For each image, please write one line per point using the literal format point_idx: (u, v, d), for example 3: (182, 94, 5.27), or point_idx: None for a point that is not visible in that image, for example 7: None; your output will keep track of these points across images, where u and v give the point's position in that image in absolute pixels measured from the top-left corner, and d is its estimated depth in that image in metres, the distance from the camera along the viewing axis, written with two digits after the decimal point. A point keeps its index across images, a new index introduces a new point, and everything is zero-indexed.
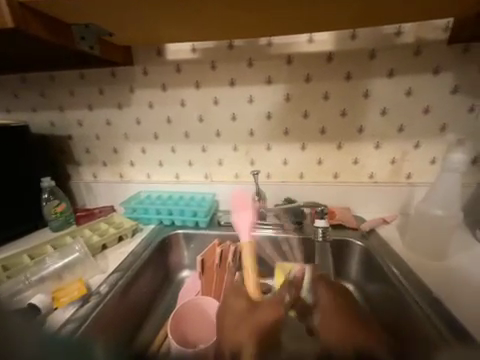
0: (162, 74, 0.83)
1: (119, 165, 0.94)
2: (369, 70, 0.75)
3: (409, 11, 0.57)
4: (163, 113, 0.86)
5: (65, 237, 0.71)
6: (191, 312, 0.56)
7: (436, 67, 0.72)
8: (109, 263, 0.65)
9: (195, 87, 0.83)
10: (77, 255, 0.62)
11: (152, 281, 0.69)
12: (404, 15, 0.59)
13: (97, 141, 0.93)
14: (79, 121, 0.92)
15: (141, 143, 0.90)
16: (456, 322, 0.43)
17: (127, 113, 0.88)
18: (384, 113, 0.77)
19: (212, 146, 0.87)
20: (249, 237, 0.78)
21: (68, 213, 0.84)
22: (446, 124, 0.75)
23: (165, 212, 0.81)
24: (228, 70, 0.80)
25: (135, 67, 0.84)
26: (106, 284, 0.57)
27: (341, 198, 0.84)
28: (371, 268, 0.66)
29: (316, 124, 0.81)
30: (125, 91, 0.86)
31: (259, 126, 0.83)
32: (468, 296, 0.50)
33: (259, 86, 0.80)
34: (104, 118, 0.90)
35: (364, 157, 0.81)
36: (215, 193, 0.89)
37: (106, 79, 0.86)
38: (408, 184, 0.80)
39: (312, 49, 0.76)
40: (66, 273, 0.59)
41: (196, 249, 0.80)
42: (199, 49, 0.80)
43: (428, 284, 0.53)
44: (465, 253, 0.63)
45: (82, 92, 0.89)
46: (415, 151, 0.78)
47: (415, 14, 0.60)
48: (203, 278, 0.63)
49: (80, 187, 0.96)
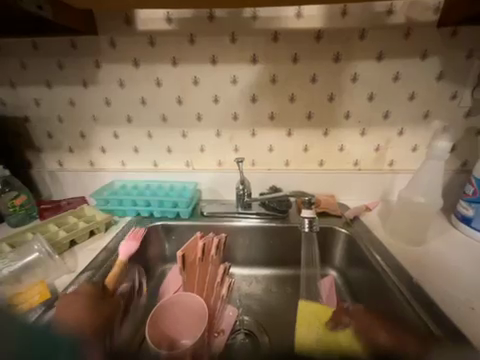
0: (133, 48, 0.73)
1: (89, 152, 0.84)
2: (358, 53, 0.71)
3: None
4: (136, 93, 0.77)
5: (26, 233, 0.64)
6: (172, 310, 0.52)
7: (424, 51, 0.70)
8: (78, 262, 0.59)
9: (172, 64, 0.74)
10: (36, 255, 0.55)
11: (129, 277, 0.64)
12: None
13: (60, 123, 0.82)
14: (36, 100, 0.80)
15: (112, 127, 0.81)
16: (434, 307, 0.45)
17: (94, 92, 0.78)
18: (371, 99, 0.75)
19: (193, 131, 0.80)
20: (233, 228, 0.75)
21: (29, 206, 0.75)
22: (430, 111, 0.75)
23: (143, 204, 0.75)
24: (209, 46, 0.72)
25: (100, 38, 0.73)
26: (75, 285, 0.52)
27: (326, 185, 0.83)
28: (354, 255, 0.67)
29: (302, 109, 0.77)
30: (89, 65, 0.75)
31: (244, 110, 0.78)
32: (444, 281, 0.52)
33: (242, 65, 0.73)
34: (66, 98, 0.79)
35: (349, 144, 0.80)
36: (197, 182, 0.84)
37: (66, 51, 0.74)
38: (391, 172, 0.80)
39: (301, 25, 0.70)
40: (27, 275, 0.52)
41: (178, 241, 0.76)
42: (175, 18, 0.71)
43: (409, 270, 0.54)
44: (441, 239, 0.65)
45: (38, 65, 0.76)
46: (399, 138, 0.78)
47: None
48: (185, 274, 0.57)
49: (43, 176, 0.86)
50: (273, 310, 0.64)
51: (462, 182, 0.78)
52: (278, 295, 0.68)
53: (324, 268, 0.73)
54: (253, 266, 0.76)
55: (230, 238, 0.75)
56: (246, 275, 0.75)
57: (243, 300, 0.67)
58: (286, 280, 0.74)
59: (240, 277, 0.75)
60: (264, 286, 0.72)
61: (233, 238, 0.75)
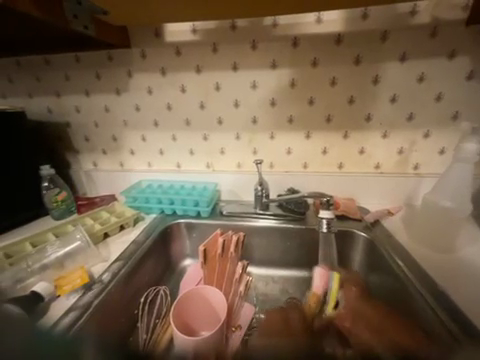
0: (161, 58, 0.80)
1: (120, 154, 0.92)
2: (381, 54, 0.71)
3: None
4: (162, 99, 0.83)
5: (67, 225, 0.71)
6: (196, 300, 0.56)
7: (451, 51, 0.68)
8: (111, 253, 0.65)
9: (196, 72, 0.79)
10: (77, 244, 0.62)
11: (154, 269, 0.69)
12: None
13: (96, 128, 0.90)
14: (77, 108, 0.89)
15: (141, 131, 0.88)
16: (459, 313, 0.43)
17: (125, 99, 0.85)
18: (394, 101, 0.74)
19: (214, 134, 0.84)
20: (252, 227, 0.77)
21: (69, 202, 0.84)
22: (459, 112, 0.72)
23: (167, 202, 0.80)
24: (231, 54, 0.76)
25: (133, 50, 0.80)
26: (109, 273, 0.57)
27: (345, 188, 0.82)
28: (374, 259, 0.66)
29: (321, 112, 0.78)
30: (122, 75, 0.83)
31: (263, 114, 0.80)
32: (473, 289, 0.49)
33: (263, 71, 0.76)
34: (102, 105, 0.87)
35: (370, 147, 0.78)
36: (217, 182, 0.87)
37: (103, 63, 0.83)
38: (416, 175, 0.78)
39: (321, 30, 0.71)
40: (68, 262, 0.59)
41: (198, 239, 0.80)
42: (200, 30, 0.76)
43: (433, 277, 0.52)
44: (472, 246, 0.62)
45: (79, 77, 0.86)
46: (425, 141, 0.75)
47: None
48: (206, 267, 0.62)
49: (80, 176, 0.95)
50: None
51: None
52: (295, 296, 0.69)
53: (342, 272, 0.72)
54: (271, 266, 0.78)
55: (248, 237, 0.78)
56: (263, 275, 0.77)
57: (260, 299, 0.69)
58: (303, 282, 0.74)
59: (257, 276, 0.77)
60: (281, 287, 0.73)
61: (251, 237, 0.78)
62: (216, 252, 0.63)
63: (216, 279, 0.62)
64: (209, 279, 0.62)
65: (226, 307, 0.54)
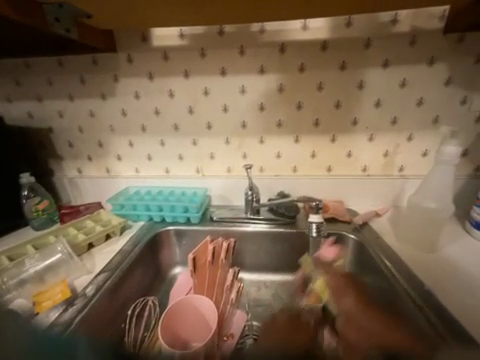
0: (148, 62, 0.78)
1: (106, 160, 0.89)
2: (364, 61, 0.73)
3: (410, 3, 0.55)
4: (150, 103, 0.82)
5: (48, 236, 0.68)
6: (187, 309, 0.54)
7: (430, 58, 0.71)
8: (96, 264, 0.62)
9: (184, 77, 0.79)
10: (59, 256, 0.59)
11: (142, 279, 0.67)
12: (405, 6, 0.57)
13: (80, 134, 0.87)
14: (60, 113, 0.86)
15: (128, 136, 0.86)
16: (446, 312, 0.44)
17: (111, 104, 0.83)
18: (378, 105, 0.76)
19: (204, 139, 0.84)
20: (243, 232, 0.76)
21: (51, 211, 0.80)
22: (439, 116, 0.75)
23: (155, 208, 0.78)
24: (219, 59, 0.76)
25: (119, 54, 0.79)
26: (93, 286, 0.54)
27: (334, 191, 0.83)
28: (364, 261, 0.66)
29: (309, 116, 0.79)
30: (108, 79, 0.81)
31: (252, 118, 0.80)
32: (458, 288, 0.50)
33: (251, 76, 0.77)
34: (87, 110, 0.85)
35: (357, 150, 0.80)
36: (207, 187, 0.86)
37: (88, 67, 0.81)
38: (401, 177, 0.80)
39: (307, 37, 0.73)
40: (49, 276, 0.56)
41: (188, 246, 0.78)
42: (187, 34, 0.75)
43: (420, 277, 0.54)
44: (456, 245, 0.64)
45: (62, 81, 0.83)
46: (408, 144, 0.78)
47: (418, 5, 0.57)
48: (195, 276, 0.60)
49: (64, 183, 0.91)
50: None
51: (475, 187, 0.77)
52: (288, 301, 0.69)
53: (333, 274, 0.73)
54: (262, 270, 0.77)
55: (239, 243, 0.77)
56: (255, 280, 0.76)
57: (252, 305, 0.68)
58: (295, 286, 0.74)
59: (249, 282, 0.76)
60: (273, 292, 0.72)
61: (242, 242, 0.77)
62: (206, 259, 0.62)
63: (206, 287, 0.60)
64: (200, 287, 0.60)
65: (216, 316, 0.53)
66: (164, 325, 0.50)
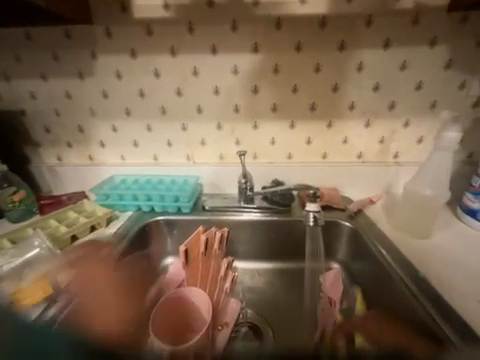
0: (130, 37, 0.71)
1: (87, 146, 0.82)
2: (365, 40, 0.69)
3: None
4: (133, 84, 0.75)
5: (26, 229, 0.63)
6: (190, 299, 0.53)
7: (433, 38, 0.67)
8: (80, 258, 0.59)
9: (171, 54, 0.72)
10: (37, 252, 0.56)
11: (132, 271, 0.65)
12: None
13: (58, 117, 0.80)
14: (32, 94, 0.78)
15: (111, 120, 0.79)
16: (440, 298, 0.45)
17: (90, 84, 0.76)
18: (376, 89, 0.73)
19: (194, 124, 0.78)
20: (236, 221, 0.74)
21: (29, 202, 0.74)
22: (437, 101, 0.73)
23: (143, 198, 0.74)
24: (209, 34, 0.70)
25: (96, 27, 0.70)
26: (78, 280, 0.51)
27: (329, 178, 0.81)
28: (358, 248, 0.66)
29: (306, 100, 0.75)
30: (85, 55, 0.73)
31: (245, 102, 0.75)
32: (451, 275, 0.51)
33: (244, 55, 0.71)
34: (63, 90, 0.77)
35: (353, 136, 0.78)
36: (198, 176, 0.82)
37: (61, 41, 0.72)
38: (396, 164, 0.79)
39: (305, 12, 0.67)
40: (28, 272, 0.52)
41: (180, 236, 0.75)
42: (173, 6, 0.68)
43: (414, 263, 0.54)
44: (447, 232, 0.65)
45: (32, 57, 0.74)
46: (404, 130, 0.76)
47: None
48: (188, 268, 0.57)
49: (43, 172, 0.85)
50: (277, 304, 0.65)
51: (467, 173, 0.77)
52: (282, 289, 0.69)
53: (327, 261, 0.73)
54: (257, 259, 0.76)
55: (232, 232, 0.75)
56: (249, 269, 0.75)
57: (247, 295, 0.67)
58: (289, 273, 0.74)
59: (243, 271, 0.75)
60: (267, 280, 0.72)
61: (236, 231, 0.75)
62: (198, 249, 0.59)
63: (201, 281, 0.58)
64: (198, 280, 0.58)
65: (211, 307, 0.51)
66: (162, 314, 0.50)
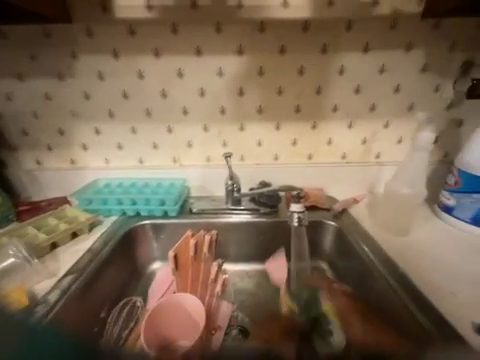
0: (112, 38, 0.69)
1: (68, 149, 0.80)
2: (346, 44, 0.71)
3: None
4: (116, 86, 0.73)
5: (1, 237, 0.60)
6: (180, 304, 0.52)
7: (409, 44, 0.71)
8: (61, 266, 0.56)
9: (155, 56, 0.71)
10: (13, 260, 0.52)
11: (117, 278, 0.63)
12: None
13: (36, 120, 0.77)
14: (8, 95, 0.74)
15: (93, 123, 0.77)
16: (418, 292, 0.47)
17: (71, 85, 0.73)
18: (358, 91, 0.75)
19: (180, 126, 0.78)
20: (224, 223, 0.74)
21: (5, 209, 0.71)
22: (414, 103, 0.76)
23: (128, 202, 0.73)
24: (194, 36, 0.69)
25: (76, 26, 0.68)
26: (57, 289, 0.49)
27: (315, 179, 0.83)
28: (343, 246, 0.68)
29: (291, 102, 0.76)
30: (64, 56, 0.70)
31: (231, 104, 0.76)
32: (429, 269, 0.53)
33: (229, 57, 0.71)
34: (41, 91, 0.74)
35: (337, 137, 0.80)
36: (185, 178, 0.82)
37: (39, 41, 0.69)
38: (378, 164, 0.81)
39: (288, 15, 0.68)
40: (3, 282, 0.49)
41: (167, 240, 0.74)
42: (156, 7, 0.67)
43: (394, 259, 0.56)
44: (426, 228, 0.68)
45: (7, 57, 0.71)
46: (385, 131, 0.79)
47: None
48: (177, 274, 0.56)
49: (21, 177, 0.81)
50: (266, 305, 0.65)
51: (444, 172, 0.81)
52: (270, 290, 0.69)
53: (314, 260, 0.74)
54: (246, 260, 0.76)
55: (220, 234, 0.75)
56: (238, 271, 0.75)
57: (236, 297, 0.67)
58: None
59: (232, 273, 0.75)
60: (256, 281, 0.72)
61: (224, 234, 0.75)
62: (187, 254, 0.59)
63: (192, 285, 0.58)
64: (189, 284, 0.57)
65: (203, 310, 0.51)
66: (153, 320, 0.49)
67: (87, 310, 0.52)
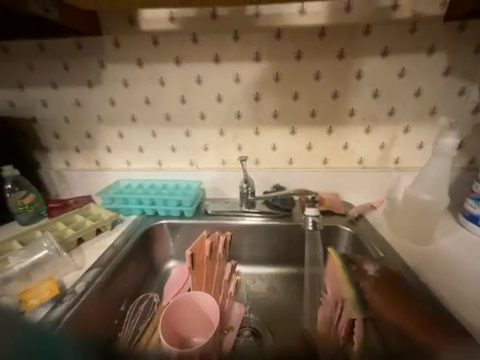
0: (137, 48, 0.74)
1: (94, 151, 0.85)
2: (363, 48, 0.70)
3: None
4: (139, 92, 0.78)
5: (35, 232, 0.66)
6: (195, 303, 0.53)
7: (431, 46, 0.69)
8: (86, 260, 0.60)
9: (176, 63, 0.75)
10: (45, 252, 0.57)
11: (136, 274, 0.66)
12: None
13: (67, 124, 0.83)
14: (44, 101, 0.81)
15: (117, 126, 0.82)
16: (438, 303, 0.45)
17: (99, 92, 0.79)
18: (376, 95, 0.74)
19: (197, 130, 0.81)
20: (238, 225, 0.75)
21: (38, 205, 0.77)
22: (437, 107, 0.73)
23: (147, 202, 0.76)
24: (213, 44, 0.72)
25: (105, 37, 0.74)
26: (83, 282, 0.53)
27: (330, 184, 0.82)
28: (359, 253, 0.66)
29: (306, 106, 0.77)
30: (94, 65, 0.76)
31: (247, 109, 0.78)
32: (451, 280, 0.51)
33: (246, 64, 0.73)
34: (72, 98, 0.80)
35: (354, 142, 0.79)
36: (201, 180, 0.84)
37: (72, 52, 0.76)
38: (397, 169, 0.79)
39: (305, 22, 0.69)
40: (36, 273, 0.54)
41: (182, 239, 0.77)
42: (178, 18, 0.71)
43: (414, 268, 0.54)
44: (449, 238, 0.64)
45: (44, 67, 0.78)
46: (405, 136, 0.77)
47: None
48: (193, 273, 0.58)
49: (51, 176, 0.88)
50: (278, 308, 0.65)
51: (469, 180, 0.77)
52: (283, 293, 0.69)
53: None
54: (259, 263, 0.77)
55: (234, 236, 0.76)
56: (251, 273, 0.76)
57: (248, 299, 0.68)
58: (290, 278, 0.74)
59: (244, 275, 0.76)
60: (268, 285, 0.72)
61: (237, 235, 0.76)
62: (203, 253, 0.61)
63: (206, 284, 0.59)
64: (204, 284, 0.59)
65: (218, 310, 0.52)
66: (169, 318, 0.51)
67: (108, 303, 0.55)
